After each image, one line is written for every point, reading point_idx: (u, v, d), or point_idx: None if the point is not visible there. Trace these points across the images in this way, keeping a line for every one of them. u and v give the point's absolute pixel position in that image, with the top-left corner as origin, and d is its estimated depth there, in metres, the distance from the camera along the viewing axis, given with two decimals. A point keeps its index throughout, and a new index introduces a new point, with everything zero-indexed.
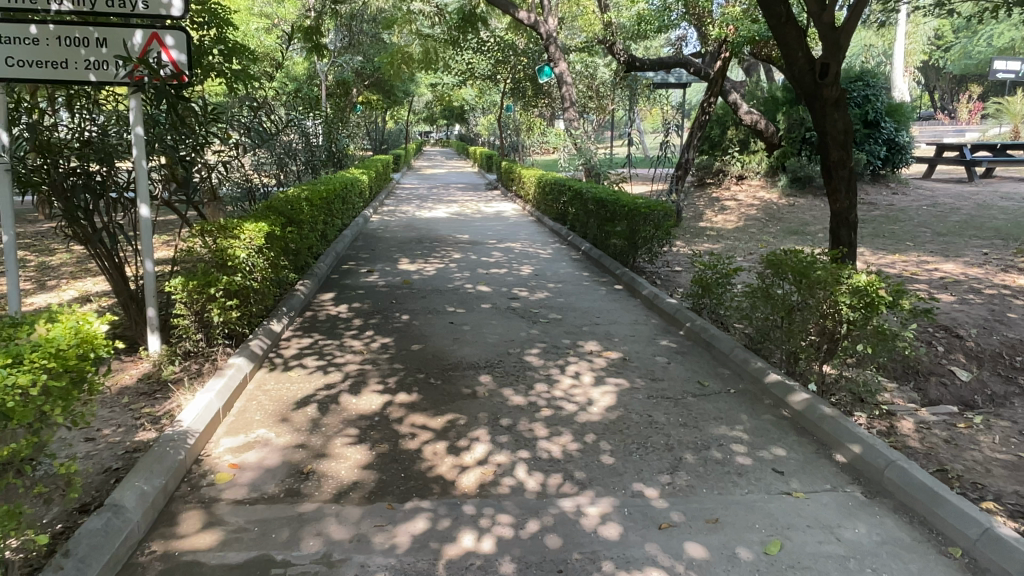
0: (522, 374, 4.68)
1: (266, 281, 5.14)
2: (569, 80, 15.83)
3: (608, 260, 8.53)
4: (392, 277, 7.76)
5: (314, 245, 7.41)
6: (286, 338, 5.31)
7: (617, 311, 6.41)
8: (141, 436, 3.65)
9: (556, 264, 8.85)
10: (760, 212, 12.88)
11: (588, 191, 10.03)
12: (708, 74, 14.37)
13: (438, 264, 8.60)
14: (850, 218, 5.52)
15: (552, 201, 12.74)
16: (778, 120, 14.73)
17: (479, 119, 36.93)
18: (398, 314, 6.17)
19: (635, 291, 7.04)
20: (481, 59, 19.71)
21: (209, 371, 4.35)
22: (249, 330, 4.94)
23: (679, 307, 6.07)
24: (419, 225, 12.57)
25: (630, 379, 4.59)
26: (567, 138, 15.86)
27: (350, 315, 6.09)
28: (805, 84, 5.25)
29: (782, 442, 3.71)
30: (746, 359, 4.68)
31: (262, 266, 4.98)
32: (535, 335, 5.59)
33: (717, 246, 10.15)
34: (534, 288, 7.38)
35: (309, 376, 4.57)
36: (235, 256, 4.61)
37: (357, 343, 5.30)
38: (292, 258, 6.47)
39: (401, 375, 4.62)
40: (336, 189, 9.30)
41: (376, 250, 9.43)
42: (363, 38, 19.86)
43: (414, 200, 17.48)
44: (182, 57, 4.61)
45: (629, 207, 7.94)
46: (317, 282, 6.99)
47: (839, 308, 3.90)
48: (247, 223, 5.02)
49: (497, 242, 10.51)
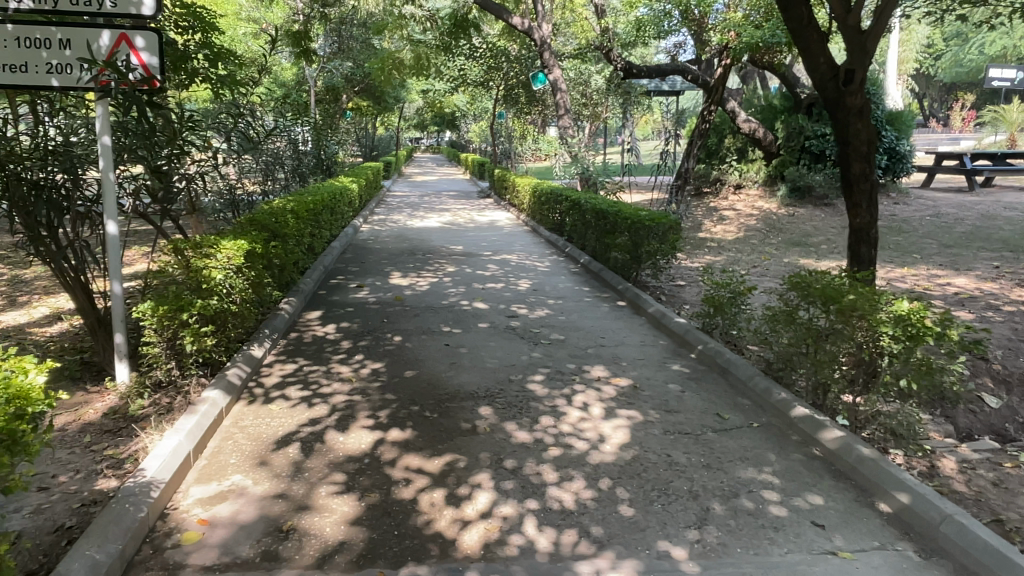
0: (525, 405, 4.29)
1: (246, 303, 4.74)
2: (563, 86, 15.52)
3: (609, 274, 8.18)
4: (383, 293, 7.37)
5: (300, 260, 7.01)
6: (268, 363, 4.91)
7: (623, 331, 6.04)
8: (100, 485, 3.24)
9: (555, 277, 8.49)
10: (760, 222, 12.58)
11: (586, 202, 9.67)
12: (706, 81, 14.09)
13: (431, 278, 8.21)
14: (870, 235, 5.20)
15: (547, 211, 12.40)
16: (777, 128, 14.48)
17: (471, 126, 36.65)
18: (390, 335, 5.77)
19: (639, 309, 6.69)
20: (473, 65, 19.38)
21: (181, 406, 3.94)
22: (227, 357, 4.53)
23: (689, 327, 5.71)
24: (410, 236, 12.17)
25: (643, 411, 4.21)
26: (561, 146, 15.54)
27: (339, 337, 5.70)
28: (827, 91, 4.97)
29: (818, 488, 3.36)
30: (768, 388, 4.33)
31: (241, 287, 4.58)
32: (538, 359, 5.20)
33: (719, 259, 9.83)
34: (533, 304, 7.00)
35: (292, 409, 4.17)
36: (211, 277, 4.22)
37: (346, 369, 4.90)
38: (275, 275, 6.07)
39: (393, 407, 4.23)
40: (325, 199, 8.90)
41: (366, 263, 9.02)
42: (353, 44, 19.50)
43: (405, 209, 17.10)
44: (154, 60, 4.19)
45: (631, 220, 7.59)
46: (303, 299, 6.59)
47: (880, 339, 3.62)
48: (226, 241, 4.64)
49: (492, 253, 10.14)
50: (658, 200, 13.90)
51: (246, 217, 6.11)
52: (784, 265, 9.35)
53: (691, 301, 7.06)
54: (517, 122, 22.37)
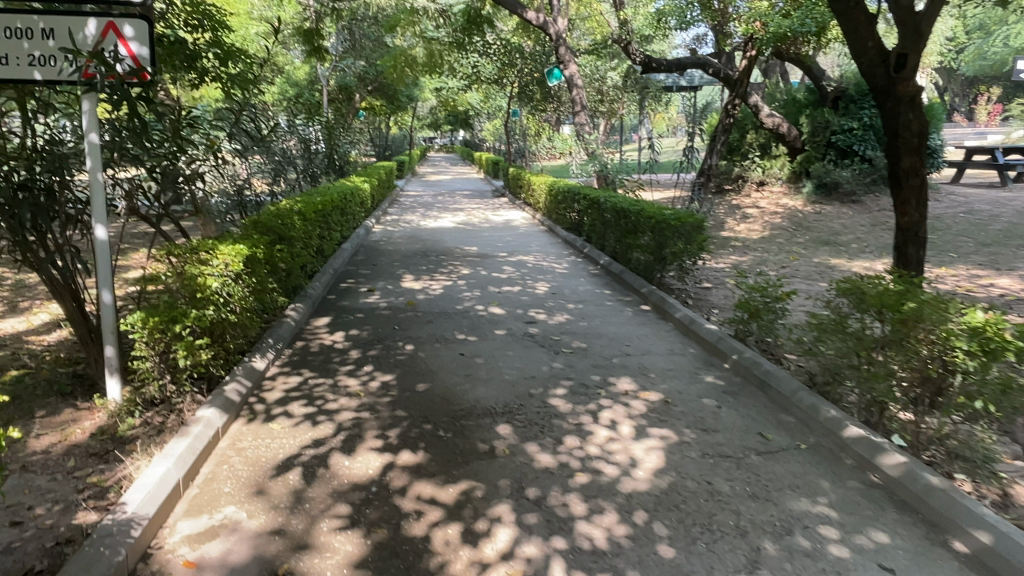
0: (548, 424, 3.94)
1: (247, 312, 4.42)
2: (580, 82, 15.12)
3: (631, 275, 7.81)
4: (395, 297, 7.05)
5: (308, 263, 6.69)
6: (271, 376, 4.59)
7: (649, 338, 5.66)
8: (80, 519, 2.92)
9: (574, 279, 8.14)
10: (786, 220, 12.14)
11: (606, 200, 9.29)
12: (728, 75, 13.67)
13: (445, 280, 7.88)
14: (920, 235, 4.78)
15: (564, 209, 12.04)
16: (801, 123, 14.03)
17: (485, 125, 36.30)
18: (401, 344, 5.43)
19: (666, 315, 6.30)
20: (487, 62, 18.96)
21: (173, 427, 3.62)
22: (225, 371, 4.21)
23: (721, 334, 5.33)
24: (424, 236, 11.86)
25: (677, 430, 3.84)
26: (578, 143, 15.17)
27: (348, 346, 5.37)
28: (875, 79, 4.60)
29: (881, 523, 2.98)
30: (814, 404, 3.95)
31: (241, 295, 4.26)
32: (560, 370, 4.84)
33: (745, 259, 9.43)
34: (551, 309, 6.64)
35: (295, 429, 3.83)
36: (207, 285, 3.89)
37: (354, 382, 4.56)
38: (281, 280, 5.76)
39: (404, 425, 3.89)
40: (335, 200, 8.58)
41: (378, 265, 8.72)
42: (365, 42, 19.22)
43: (419, 209, 16.79)
44: (144, 51, 3.84)
45: (655, 219, 7.21)
46: (311, 305, 6.27)
47: (952, 354, 3.23)
48: (224, 245, 4.31)
49: (507, 254, 9.81)
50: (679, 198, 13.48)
51: (251, 219, 5.79)
52: (814, 265, 8.93)
53: (720, 305, 6.68)
54: (531, 119, 22.01)
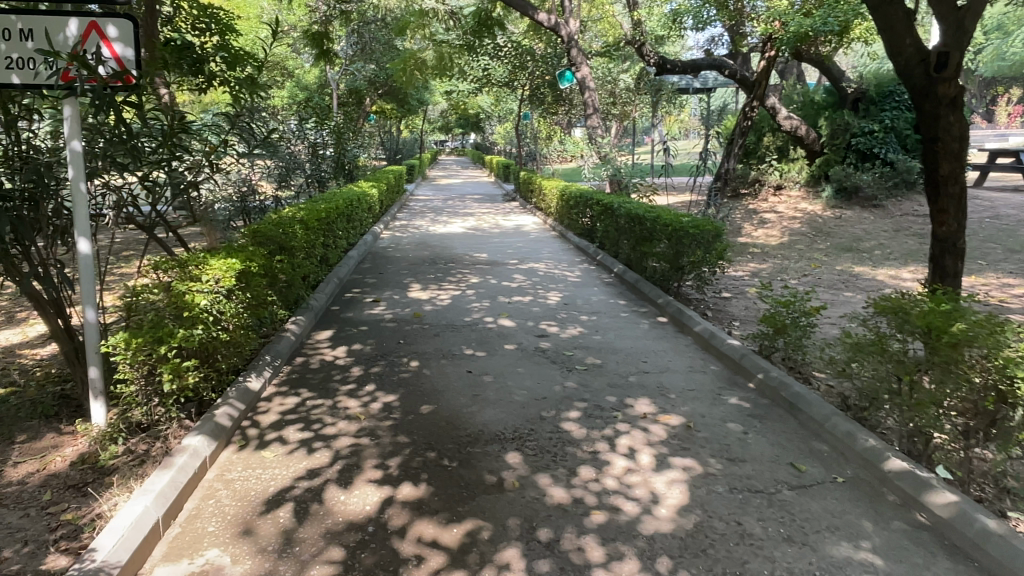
0: (561, 452, 3.65)
1: (241, 328, 4.17)
2: (592, 85, 14.83)
3: (647, 284, 7.53)
4: (400, 308, 6.79)
5: (310, 274, 6.44)
6: (267, 396, 4.34)
7: (667, 353, 5.36)
8: (47, 564, 2.66)
9: (587, 289, 7.86)
10: (805, 225, 11.80)
11: (619, 206, 8.98)
12: (744, 77, 13.36)
13: (453, 290, 7.62)
14: (958, 245, 4.46)
15: (576, 215, 11.75)
16: (820, 125, 13.68)
17: (495, 128, 36.08)
18: (406, 360, 5.16)
19: (684, 328, 6.00)
20: (498, 65, 18.70)
21: (158, 456, 3.36)
22: (217, 393, 3.95)
23: (744, 350, 5.02)
24: (433, 242, 11.60)
25: (701, 460, 3.55)
26: (590, 147, 14.86)
27: (350, 362, 5.10)
28: (914, 78, 4.29)
29: (932, 572, 2.67)
30: (850, 431, 3.64)
31: (235, 311, 4.00)
32: (573, 390, 4.55)
33: (764, 266, 9.12)
34: (563, 321, 6.36)
35: (289, 457, 3.57)
36: (195, 302, 3.63)
37: (354, 404, 4.29)
38: (280, 292, 5.51)
39: (406, 453, 3.61)
40: (341, 207, 8.35)
41: (384, 273, 8.48)
42: (375, 45, 19.03)
43: (428, 213, 16.56)
44: (129, 53, 3.60)
45: (671, 226, 6.89)
46: (313, 318, 6.02)
47: (1011, 383, 2.92)
48: (216, 259, 4.05)
49: (518, 262, 9.53)
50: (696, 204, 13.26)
51: (250, 228, 5.56)
52: (837, 274, 8.61)
53: (741, 317, 6.38)
54: (542, 122, 21.74)
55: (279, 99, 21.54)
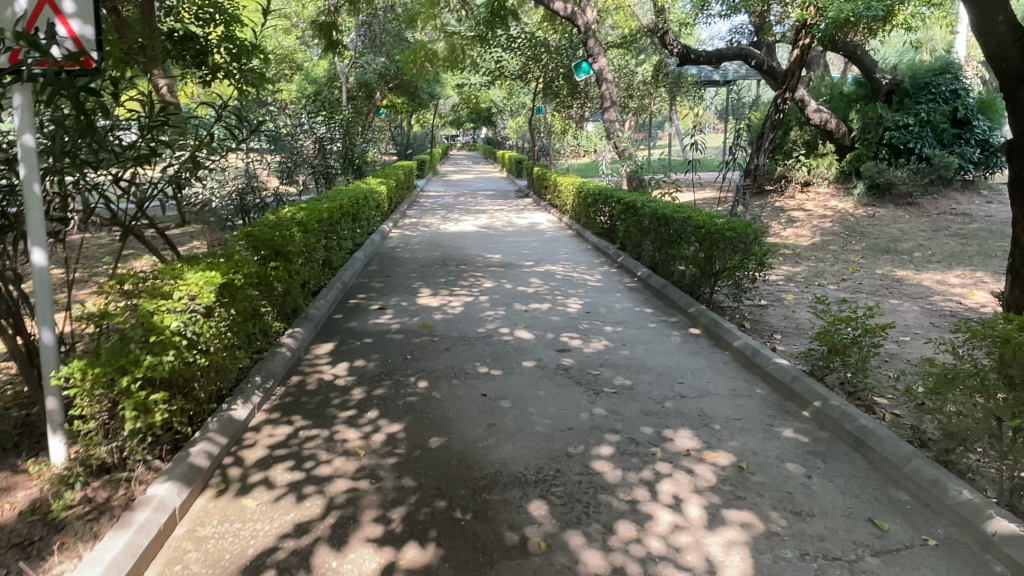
0: (594, 500, 3.10)
1: (224, 350, 3.64)
2: (609, 76, 14.20)
3: (675, 290, 6.97)
4: (408, 316, 6.27)
5: (309, 280, 5.92)
6: (255, 426, 3.81)
7: (705, 373, 4.80)
8: None
9: (610, 294, 7.31)
10: (837, 225, 11.17)
11: (643, 204, 8.39)
12: (772, 68, 12.85)
13: (465, 295, 7.08)
14: None
15: (594, 212, 11.19)
16: (850, 119, 13.10)
17: (507, 123, 35.49)
18: (413, 380, 4.62)
19: (720, 342, 5.44)
20: (511, 57, 18.24)
21: (118, 510, 2.83)
22: (195, 427, 3.42)
23: (795, 372, 4.45)
24: (443, 242, 11.08)
25: (762, 514, 2.99)
26: (608, 142, 14.26)
27: (351, 382, 4.57)
28: (1009, 62, 3.88)
29: None
30: (937, 480, 3.08)
31: (215, 331, 3.47)
32: (603, 418, 3.99)
33: (799, 269, 8.55)
34: (586, 333, 5.80)
35: (274, 506, 3.03)
36: (165, 324, 3.09)
37: (353, 435, 3.76)
38: (275, 302, 4.99)
39: (411, 502, 3.07)
40: (345, 206, 7.83)
41: (392, 277, 7.95)
42: (385, 37, 18.51)
43: (439, 210, 16.03)
44: (88, 31, 3.07)
45: (704, 229, 6.33)
46: (311, 328, 5.49)
47: None
48: (193, 271, 3.51)
49: (534, 263, 9.00)
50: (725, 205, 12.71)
51: (244, 231, 5.06)
52: (878, 278, 8.02)
53: (783, 330, 5.84)
54: (556, 115, 21.17)
55: (288, 93, 21.02)
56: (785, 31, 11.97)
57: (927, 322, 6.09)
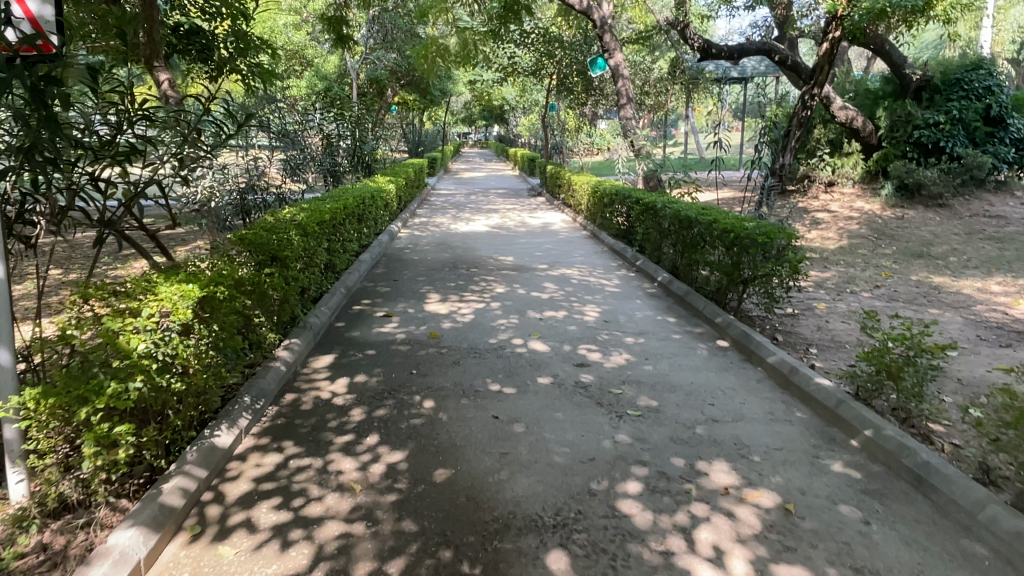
0: (622, 551, 2.69)
1: (205, 371, 3.27)
2: (626, 72, 13.74)
3: (699, 297, 6.54)
4: (414, 325, 5.88)
5: (309, 287, 5.54)
6: (241, 454, 3.44)
7: (737, 393, 4.38)
8: None
9: (629, 300, 6.90)
10: (864, 227, 10.68)
11: (663, 205, 7.96)
12: (796, 64, 12.36)
13: (475, 301, 6.69)
14: None
15: (610, 213, 10.76)
16: (878, 116, 12.63)
17: (520, 120, 35.03)
18: (418, 398, 4.23)
19: (751, 357, 5.02)
20: (525, 53, 17.87)
21: (73, 562, 2.45)
22: (169, 460, 3.04)
23: (840, 396, 4.02)
24: (454, 242, 10.70)
25: (818, 571, 2.58)
26: (624, 140, 13.82)
27: (349, 401, 4.18)
28: None
29: None
30: (1021, 532, 2.66)
31: (194, 351, 3.10)
32: (628, 446, 3.58)
33: (828, 274, 8.10)
34: (605, 344, 5.39)
35: (256, 554, 2.65)
36: (132, 345, 2.72)
37: (350, 465, 3.37)
38: (270, 312, 4.61)
39: (412, 552, 2.68)
40: (350, 206, 7.47)
41: (399, 281, 7.57)
42: (396, 33, 18.14)
43: (450, 209, 15.67)
44: (47, 9, 2.63)
45: (733, 233, 5.90)
46: (310, 339, 5.11)
47: None
48: (169, 285, 3.14)
49: (548, 266, 8.59)
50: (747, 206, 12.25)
51: (236, 234, 4.72)
52: (914, 285, 7.56)
53: (819, 344, 5.41)
54: (570, 112, 20.75)
55: (298, 89, 20.69)
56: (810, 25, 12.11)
57: (974, 335, 5.64)
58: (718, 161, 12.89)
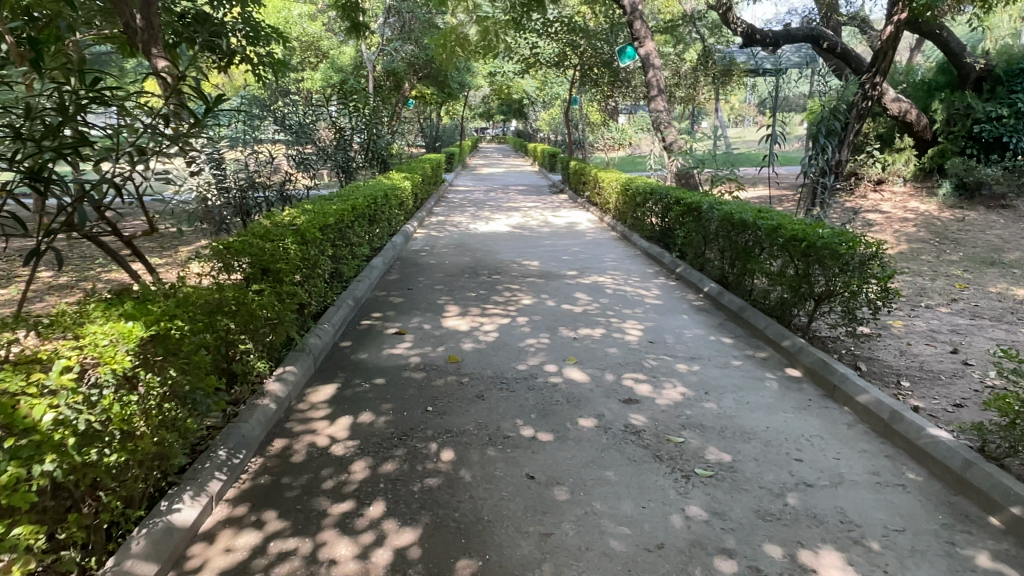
0: None
1: (157, 433, 2.50)
2: (657, 62, 12.88)
3: (755, 313, 5.71)
4: (430, 344, 5.12)
5: (310, 302, 4.80)
6: (207, 533, 2.68)
7: (827, 445, 3.57)
8: None
9: (676, 314, 6.09)
10: (923, 230, 9.79)
11: (708, 207, 7.14)
12: (847, 52, 11.50)
13: (500, 316, 5.91)
14: None
15: (642, 213, 9.94)
16: (933, 109, 11.71)
17: (540, 114, 34.21)
18: (435, 446, 3.45)
19: (834, 393, 4.19)
20: (547, 44, 17.09)
21: None
22: (100, 557, 2.27)
23: (966, 454, 3.18)
24: (474, 243, 9.94)
25: None
26: (656, 135, 12.95)
27: (350, 450, 3.40)
28: None
29: None
30: None
31: (138, 412, 2.33)
32: (702, 526, 2.78)
33: (895, 284, 7.25)
34: (655, 373, 4.57)
35: None
36: (37, 416, 1.92)
37: (346, 551, 2.60)
38: (261, 336, 3.88)
39: None
40: (360, 206, 6.72)
41: (413, 289, 6.81)
42: (414, 24, 17.41)
43: (469, 207, 14.92)
44: None
45: (803, 242, 5.04)
46: (309, 364, 4.36)
47: None
48: (107, 325, 2.37)
49: (577, 273, 7.80)
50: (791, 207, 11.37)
51: (222, 244, 4.07)
52: (996, 298, 6.69)
53: (911, 375, 4.58)
54: (593, 105, 19.90)
55: (312, 82, 19.97)
56: (854, 11, 12.83)
57: None
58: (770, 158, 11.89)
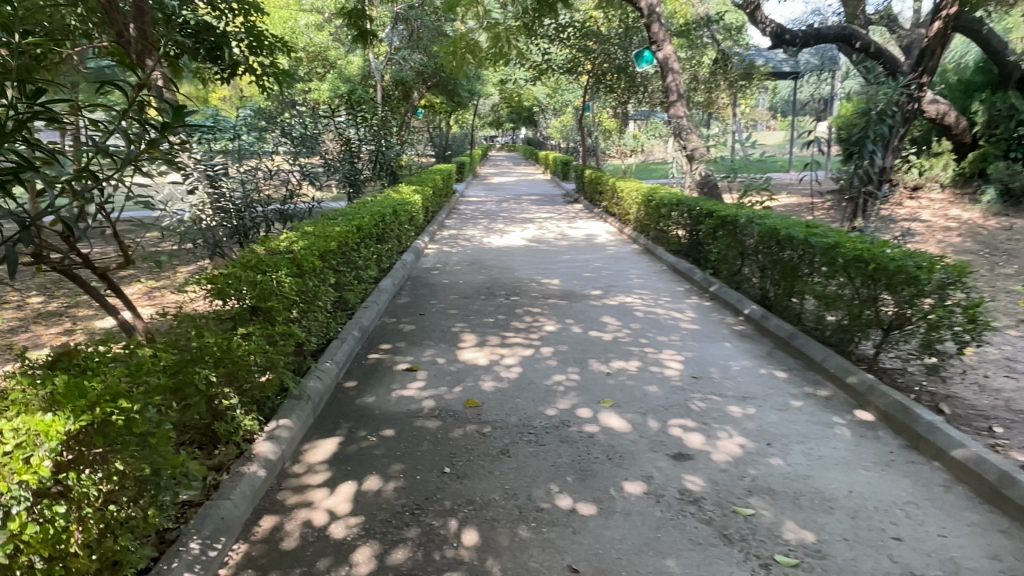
0: None
1: (95, 548, 1.92)
2: (677, 65, 12.26)
3: (808, 341, 5.09)
4: (445, 383, 4.53)
5: (309, 339, 4.25)
6: None
7: (929, 517, 2.95)
8: None
9: (717, 341, 5.49)
10: (969, 239, 9.16)
11: (746, 220, 6.53)
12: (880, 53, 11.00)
13: (522, 346, 5.32)
14: None
15: (666, 225, 9.36)
16: (974, 110, 11.07)
17: (551, 121, 33.64)
18: (454, 525, 2.86)
19: (919, 444, 3.57)
20: (559, 50, 16.53)
21: None
22: None
23: None
24: (488, 259, 9.41)
25: None
26: (677, 141, 12.35)
27: (353, 531, 2.82)
28: None
29: None
30: None
31: (65, 530, 1.76)
32: None
33: None
34: (705, 419, 3.96)
35: None
36: None
37: None
38: (252, 388, 3.32)
39: None
40: (367, 225, 6.16)
41: (425, 315, 6.23)
42: (423, 32, 16.90)
43: (482, 219, 14.39)
44: None
45: (870, 263, 4.41)
46: (308, 413, 3.80)
47: None
48: (20, 417, 1.79)
49: (602, 292, 7.24)
50: (823, 217, 10.74)
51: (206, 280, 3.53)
52: None
53: (1003, 418, 3.95)
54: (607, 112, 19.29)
55: (319, 92, 19.50)
56: (883, 9, 12.20)
57: None
58: (811, 164, 9.89)
